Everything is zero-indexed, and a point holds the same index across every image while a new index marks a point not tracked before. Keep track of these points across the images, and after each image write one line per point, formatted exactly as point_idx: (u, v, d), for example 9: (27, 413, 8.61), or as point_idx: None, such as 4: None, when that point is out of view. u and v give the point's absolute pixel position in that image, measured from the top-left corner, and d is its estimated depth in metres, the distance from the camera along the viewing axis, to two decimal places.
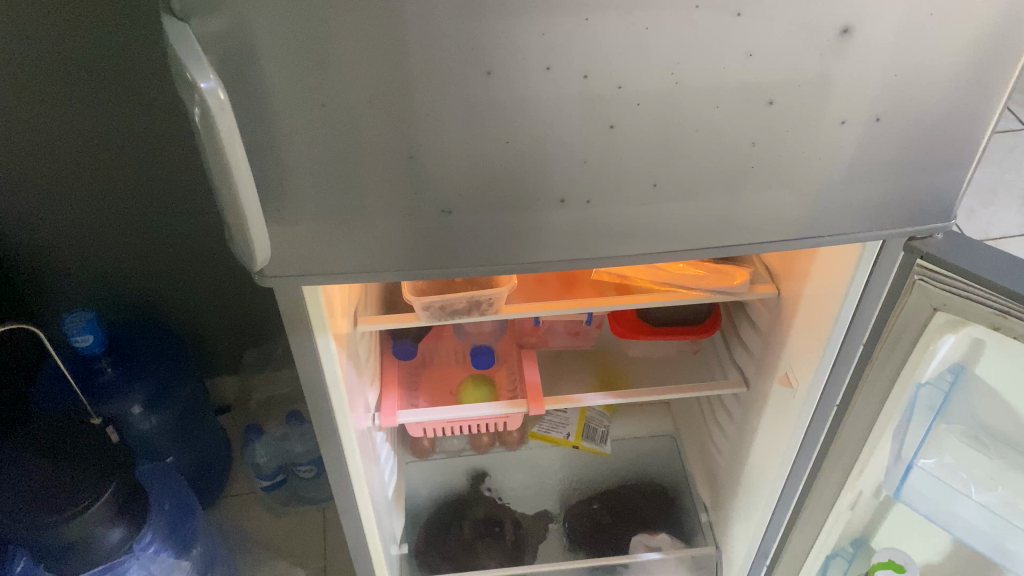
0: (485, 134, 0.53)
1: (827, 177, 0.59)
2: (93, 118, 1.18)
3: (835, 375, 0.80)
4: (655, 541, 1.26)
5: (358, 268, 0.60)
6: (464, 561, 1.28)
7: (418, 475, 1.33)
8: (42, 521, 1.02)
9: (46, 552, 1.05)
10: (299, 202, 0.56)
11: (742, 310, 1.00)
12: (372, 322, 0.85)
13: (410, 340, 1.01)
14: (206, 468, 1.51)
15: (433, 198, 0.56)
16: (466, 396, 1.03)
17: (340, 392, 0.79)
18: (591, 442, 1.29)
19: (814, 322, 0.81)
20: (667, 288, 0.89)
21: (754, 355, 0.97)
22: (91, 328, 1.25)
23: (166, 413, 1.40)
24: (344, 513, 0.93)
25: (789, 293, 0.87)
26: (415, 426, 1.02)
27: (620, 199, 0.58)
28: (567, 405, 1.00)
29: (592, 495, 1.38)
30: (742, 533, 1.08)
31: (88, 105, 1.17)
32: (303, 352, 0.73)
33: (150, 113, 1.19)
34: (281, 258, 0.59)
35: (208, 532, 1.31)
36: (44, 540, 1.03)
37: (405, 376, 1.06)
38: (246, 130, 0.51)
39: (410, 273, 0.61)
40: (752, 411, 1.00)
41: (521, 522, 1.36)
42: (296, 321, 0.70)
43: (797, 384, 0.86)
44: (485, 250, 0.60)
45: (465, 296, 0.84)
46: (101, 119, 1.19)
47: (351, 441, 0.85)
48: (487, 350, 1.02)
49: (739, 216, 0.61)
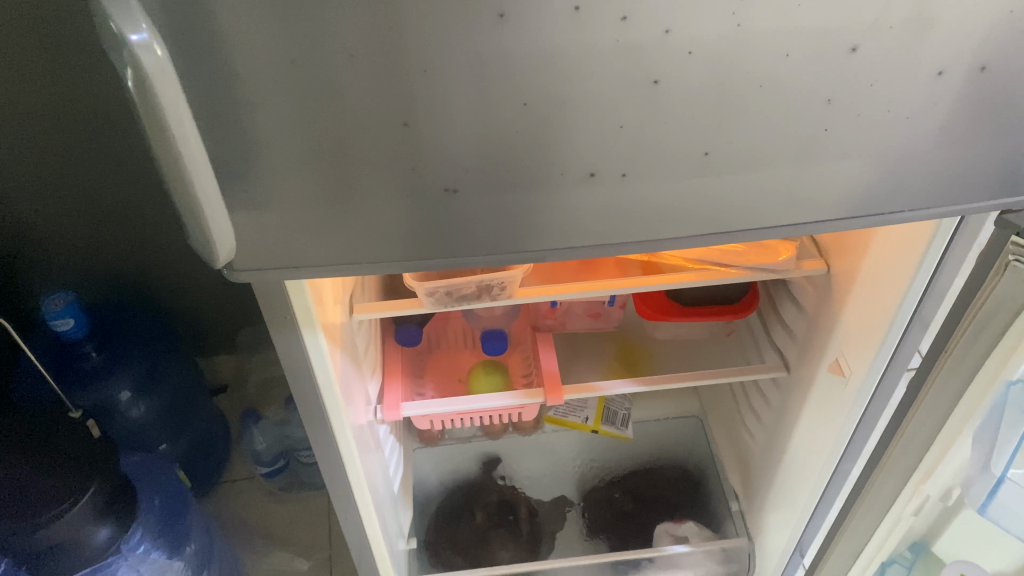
0: (497, 96, 0.43)
1: (914, 142, 0.49)
2: (26, 98, 1.09)
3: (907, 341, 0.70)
4: (681, 530, 1.18)
5: (348, 259, 0.50)
6: (477, 553, 1.20)
7: (427, 463, 1.25)
8: (19, 526, 0.92)
9: (29, 557, 0.96)
10: (270, 182, 0.46)
11: (783, 286, 0.90)
12: (368, 311, 0.76)
13: (414, 324, 0.91)
14: (202, 452, 1.42)
15: (435, 175, 0.46)
16: (477, 384, 0.94)
17: (336, 395, 0.69)
18: (612, 426, 1.18)
19: (873, 306, 0.71)
20: (703, 267, 0.79)
21: (796, 337, 0.88)
22: (72, 311, 1.15)
23: (157, 398, 1.31)
24: (346, 519, 0.85)
25: (841, 270, 0.77)
26: (421, 419, 0.93)
27: (661, 173, 0.48)
28: (588, 394, 0.91)
29: (613, 481, 1.30)
30: (779, 525, 1.00)
31: (19, 86, 1.07)
32: (290, 352, 0.63)
33: (88, 92, 1.10)
34: (253, 250, 0.49)
35: (204, 526, 1.23)
36: (25, 546, 0.95)
37: (409, 363, 0.97)
38: (199, 96, 0.41)
39: (409, 265, 0.51)
40: (793, 399, 0.91)
41: (537, 509, 1.28)
42: (279, 318, 0.60)
43: (852, 374, 0.76)
44: (499, 236, 0.50)
45: (473, 280, 0.74)
46: (35, 100, 1.09)
47: (349, 447, 0.76)
48: (499, 335, 0.91)
49: (803, 190, 0.51)
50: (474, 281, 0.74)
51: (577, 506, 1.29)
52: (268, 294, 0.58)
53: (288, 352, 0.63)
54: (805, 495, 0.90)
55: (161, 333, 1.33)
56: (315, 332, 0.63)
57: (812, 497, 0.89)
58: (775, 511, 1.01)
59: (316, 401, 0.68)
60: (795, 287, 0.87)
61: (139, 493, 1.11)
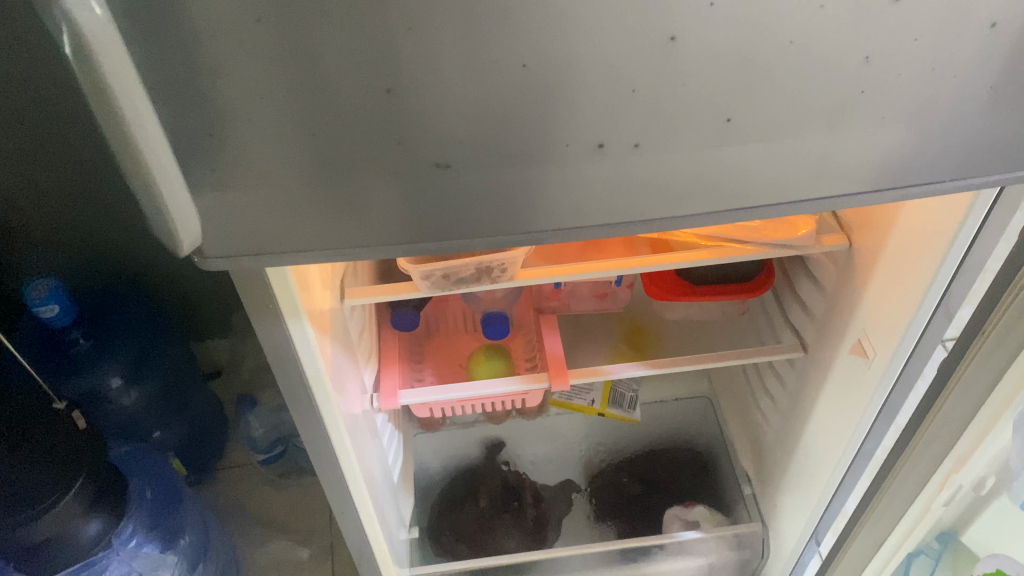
0: (492, 57, 0.38)
1: (958, 106, 0.44)
2: None
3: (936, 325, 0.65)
4: (692, 515, 1.14)
5: (331, 243, 0.46)
6: (481, 542, 1.16)
7: (428, 448, 1.21)
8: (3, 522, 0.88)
9: (18, 553, 0.93)
10: (242, 158, 0.41)
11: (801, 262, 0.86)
12: (362, 297, 0.72)
13: (410, 308, 0.87)
14: (197, 438, 1.39)
15: (425, 148, 0.41)
16: (478, 369, 0.90)
17: (326, 388, 0.65)
18: (619, 408, 1.14)
19: (900, 283, 0.66)
20: (717, 243, 0.74)
21: (815, 316, 0.83)
22: (56, 297, 1.11)
23: (149, 384, 1.26)
24: (342, 513, 0.81)
25: (865, 246, 0.72)
26: (421, 407, 0.89)
27: (678, 142, 0.43)
28: (595, 378, 0.86)
29: (620, 464, 1.26)
30: (795, 511, 0.95)
31: None
32: (274, 343, 0.59)
33: (34, 68, 1.04)
34: (225, 234, 0.45)
35: (200, 517, 1.19)
36: (11, 543, 0.91)
37: (407, 348, 0.92)
38: (152, 61, 0.36)
39: (399, 248, 0.46)
40: (812, 381, 0.86)
41: (543, 493, 1.24)
42: (260, 307, 0.55)
43: (877, 356, 0.71)
44: (497, 216, 0.46)
45: (471, 262, 0.69)
46: None
47: (343, 440, 0.71)
48: (501, 318, 0.87)
49: (835, 160, 0.46)
50: (470, 263, 0.69)
51: (585, 492, 1.25)
52: (247, 280, 0.53)
53: (272, 343, 0.59)
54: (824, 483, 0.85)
55: (150, 316, 1.28)
56: (301, 322, 0.58)
57: (831, 483, 0.85)
58: (790, 496, 0.97)
59: (305, 394, 0.64)
60: (814, 263, 0.82)
61: (129, 485, 1.07)
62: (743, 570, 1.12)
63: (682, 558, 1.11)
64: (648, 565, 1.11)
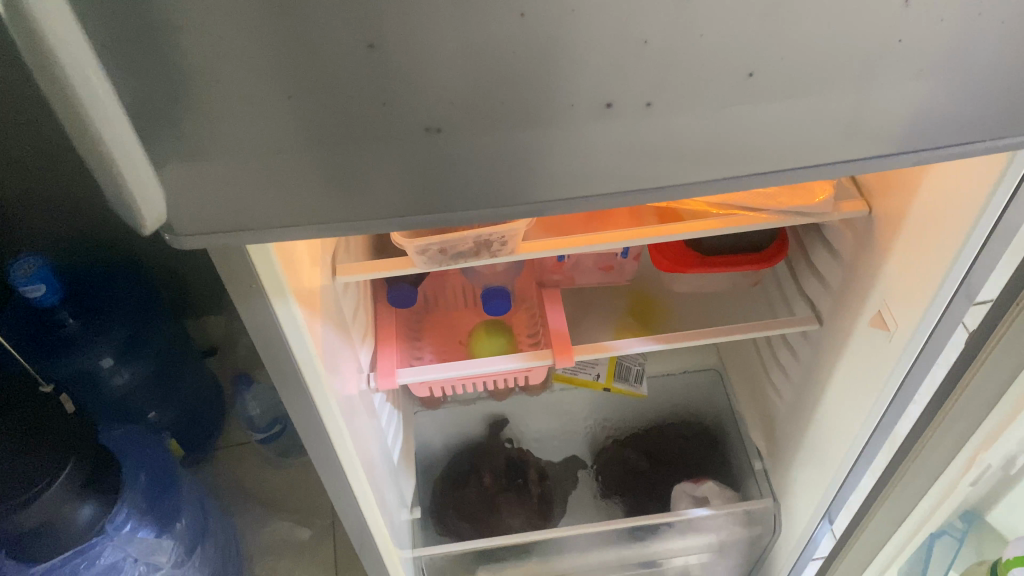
0: (485, 5, 0.33)
1: (1001, 56, 0.40)
2: None
3: (962, 294, 0.62)
4: (700, 491, 1.11)
5: (312, 218, 0.42)
6: (485, 521, 1.13)
7: (430, 426, 1.18)
8: None
9: (10, 541, 0.89)
10: (211, 125, 0.37)
11: (816, 231, 0.82)
12: (355, 274, 0.68)
13: (407, 283, 0.83)
14: (193, 418, 1.36)
15: (413, 111, 0.37)
16: (479, 347, 0.86)
17: (318, 372, 0.61)
18: (624, 382, 1.11)
19: (925, 251, 0.63)
20: (729, 212, 0.70)
21: (832, 287, 0.80)
22: (43, 276, 1.07)
23: (141, 364, 1.23)
24: (340, 499, 0.78)
25: (886, 212, 0.68)
26: (420, 386, 0.85)
27: (694, 100, 0.39)
28: (601, 355, 0.83)
29: (626, 440, 1.23)
30: (808, 488, 0.92)
31: None
32: (260, 326, 0.55)
33: None
34: (197, 210, 0.41)
35: (196, 498, 1.16)
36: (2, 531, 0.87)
37: (404, 325, 0.89)
38: (100, 16, 0.32)
39: (388, 223, 0.43)
40: (827, 354, 0.83)
41: (548, 471, 1.23)
42: (243, 287, 0.52)
43: (899, 329, 0.68)
44: (494, 185, 0.42)
45: (469, 235, 0.65)
46: None
47: (339, 425, 0.68)
48: (502, 294, 0.83)
49: (866, 117, 0.42)
50: (464, 238, 0.65)
51: (589, 469, 1.24)
52: (227, 259, 0.49)
53: (257, 326, 0.55)
54: (840, 460, 0.82)
55: (142, 293, 1.25)
56: (287, 303, 0.54)
57: (847, 460, 0.81)
58: (803, 473, 0.94)
59: (296, 379, 0.61)
60: (831, 231, 0.78)
61: (122, 469, 1.04)
62: (754, 547, 1.10)
63: (690, 536, 1.08)
64: (655, 543, 1.09)
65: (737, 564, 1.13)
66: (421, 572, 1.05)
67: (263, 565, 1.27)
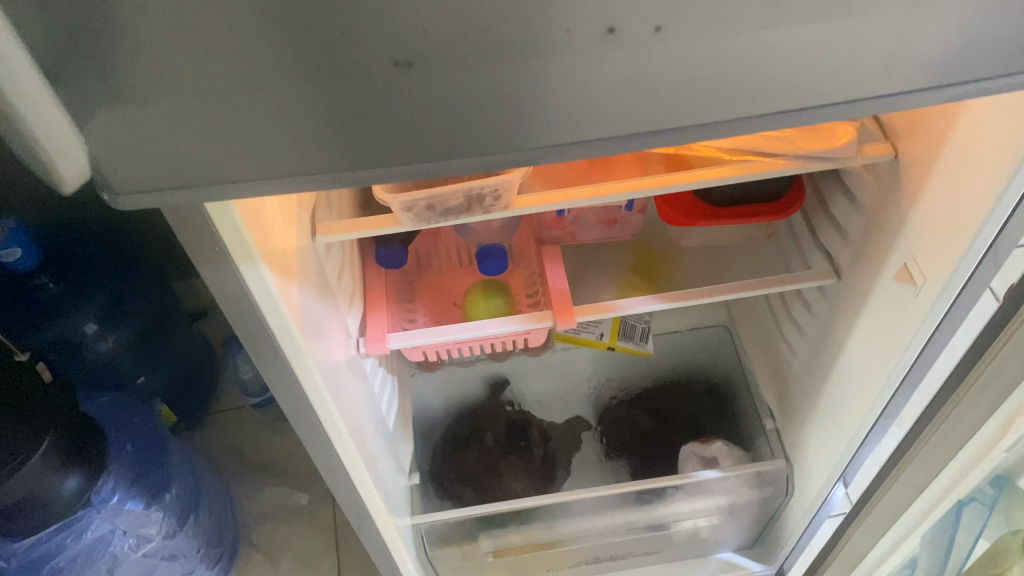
0: None
1: None
2: None
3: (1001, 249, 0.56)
4: (709, 451, 1.07)
5: (273, 168, 0.37)
6: (487, 483, 1.09)
7: (427, 388, 1.13)
8: None
9: None
10: (141, 60, 0.31)
11: (835, 178, 0.76)
12: (337, 233, 0.63)
13: (397, 242, 0.78)
14: (183, 383, 1.32)
15: (378, 39, 0.32)
16: (475, 308, 0.81)
17: (297, 341, 0.56)
18: (630, 341, 1.06)
19: (960, 199, 0.57)
20: (742, 159, 0.64)
21: (852, 239, 0.74)
22: (17, 240, 1.01)
23: (127, 328, 1.18)
24: (330, 471, 0.74)
25: (916, 157, 0.62)
26: (413, 351, 0.81)
27: (710, 25, 0.33)
28: (605, 315, 0.78)
29: (632, 397, 1.19)
30: (824, 448, 0.88)
31: None
32: (229, 293, 0.50)
33: None
34: (136, 164, 0.35)
35: (188, 464, 1.12)
36: None
37: (396, 286, 0.84)
38: None
39: (358, 174, 0.37)
40: (846, 310, 0.78)
41: (551, 432, 1.18)
42: (205, 251, 0.47)
43: (928, 282, 0.62)
44: (479, 130, 0.36)
45: (459, 189, 0.59)
46: None
47: (323, 396, 0.63)
48: (498, 253, 0.78)
49: (911, 42, 0.36)
50: (455, 193, 0.60)
51: (595, 430, 1.18)
52: (183, 220, 0.44)
53: (226, 294, 0.50)
54: (860, 422, 0.77)
55: (123, 255, 1.19)
56: (258, 268, 0.49)
57: (866, 423, 0.77)
58: (818, 433, 0.90)
59: (272, 349, 0.56)
60: (852, 179, 0.73)
61: (108, 440, 0.99)
62: (765, 508, 1.06)
63: (699, 498, 1.04)
64: (662, 506, 1.05)
65: (747, 525, 1.10)
66: (421, 541, 1.02)
67: (261, 533, 1.26)
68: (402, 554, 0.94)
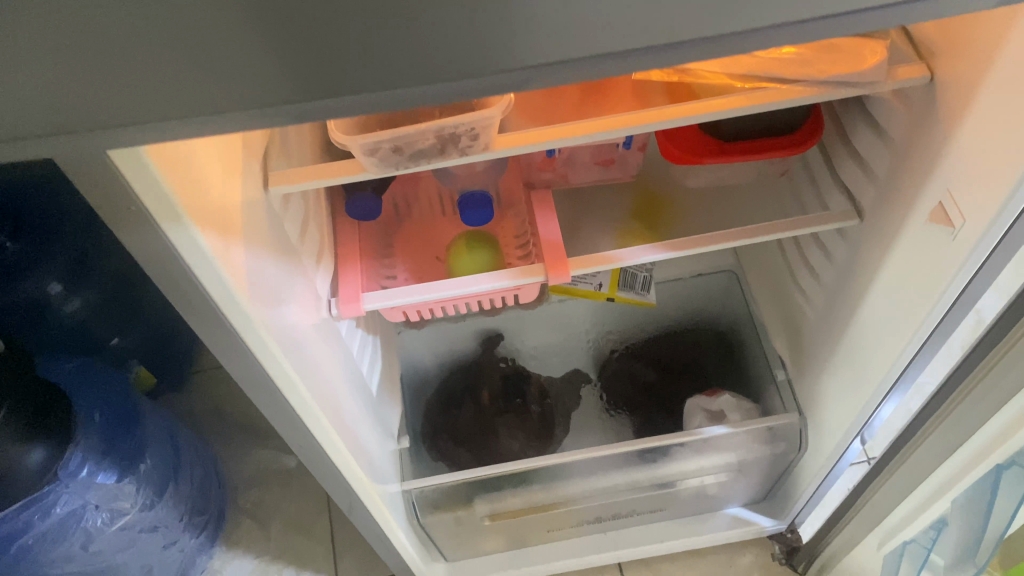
0: None
1: None
2: None
3: None
4: (716, 405, 1.01)
5: (195, 103, 0.32)
6: (482, 445, 1.02)
7: (415, 345, 1.06)
8: None
9: None
10: None
11: (860, 108, 0.68)
12: (294, 183, 0.56)
13: (369, 191, 0.70)
14: (159, 344, 1.24)
15: None
16: (460, 263, 0.74)
17: (245, 310, 0.49)
18: (630, 291, 0.99)
19: (1008, 127, 0.49)
20: (756, 86, 0.56)
21: (878, 176, 0.67)
22: None
23: (94, 289, 1.10)
24: (301, 445, 0.68)
25: (957, 78, 0.54)
26: (393, 311, 0.74)
27: None
28: (603, 267, 0.71)
29: (634, 349, 1.12)
30: (845, 400, 0.82)
31: None
32: (155, 257, 0.43)
33: None
34: (30, 99, 0.31)
35: (164, 429, 1.06)
36: None
37: (372, 239, 0.76)
38: None
39: (298, 108, 0.33)
40: (870, 254, 0.71)
41: (548, 389, 1.10)
42: (117, 212, 0.40)
43: (968, 223, 0.55)
44: (442, 48, 0.31)
45: (430, 127, 0.51)
46: None
47: (285, 367, 0.57)
48: (482, 201, 0.70)
49: None
50: (424, 133, 0.52)
51: (593, 384, 1.12)
52: (85, 173, 0.37)
53: (155, 259, 0.43)
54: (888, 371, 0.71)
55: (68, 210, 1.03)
56: (187, 229, 0.42)
57: (897, 365, 0.71)
58: (835, 385, 0.84)
59: (216, 319, 0.49)
60: (879, 108, 0.65)
61: (75, 409, 0.91)
62: (776, 463, 1.00)
63: (707, 455, 0.98)
64: (667, 465, 0.99)
65: (757, 479, 1.05)
66: (412, 505, 0.96)
67: (249, 497, 1.22)
68: (390, 524, 0.88)
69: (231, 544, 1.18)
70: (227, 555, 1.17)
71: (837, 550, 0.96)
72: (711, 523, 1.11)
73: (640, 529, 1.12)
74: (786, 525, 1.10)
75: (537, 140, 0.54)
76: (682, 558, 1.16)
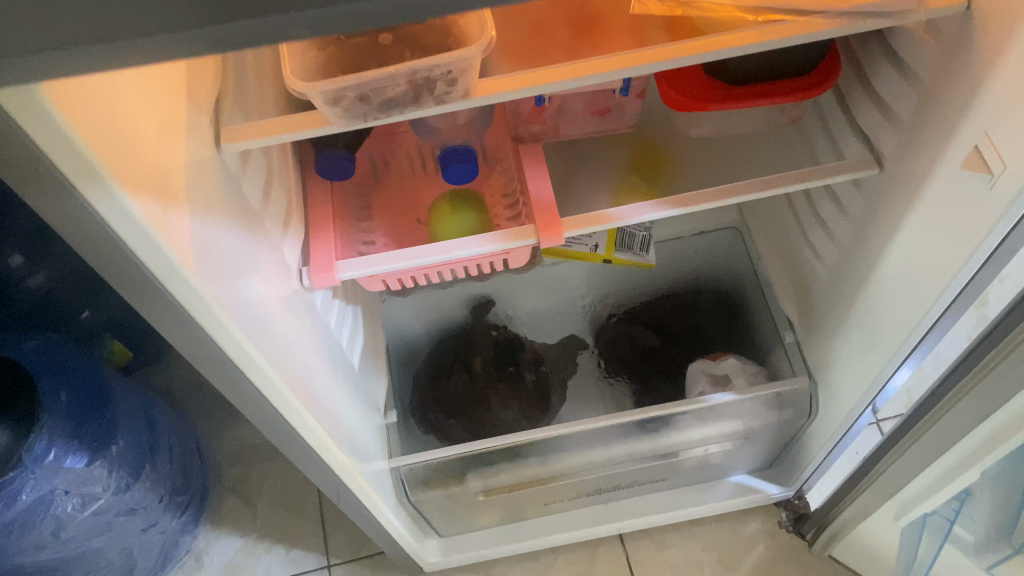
0: None
1: None
2: None
3: None
4: (720, 370, 0.95)
5: (87, 34, 0.25)
6: (473, 415, 0.97)
7: (402, 313, 1.00)
8: None
9: None
10: None
11: (881, 45, 0.62)
12: (250, 139, 0.49)
13: (341, 148, 0.63)
14: (131, 323, 1.17)
15: None
16: (442, 225, 0.67)
17: (189, 281, 0.44)
18: (628, 253, 0.94)
19: None
20: (770, 18, 0.50)
21: (901, 121, 0.61)
22: None
23: (58, 262, 1.03)
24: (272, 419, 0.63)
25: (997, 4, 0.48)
26: (371, 279, 0.68)
27: None
28: (599, 227, 0.65)
29: (632, 312, 1.05)
30: (859, 364, 0.77)
31: None
32: (73, 218, 0.38)
33: None
34: None
35: (138, 407, 1.00)
36: None
37: (348, 201, 0.70)
38: None
39: (222, 34, 0.26)
40: (889, 206, 0.65)
41: (542, 355, 1.04)
42: (26, 171, 0.35)
43: (1006, 169, 0.49)
44: None
45: (400, 70, 0.45)
46: None
47: (243, 342, 0.52)
48: (465, 157, 0.63)
49: None
50: (394, 78, 0.45)
51: (592, 350, 1.05)
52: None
53: (75, 220, 0.38)
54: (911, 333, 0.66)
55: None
56: (107, 188, 0.36)
57: (921, 328, 0.65)
58: (845, 347, 0.79)
59: (153, 289, 0.44)
60: (903, 44, 0.58)
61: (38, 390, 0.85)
62: (784, 430, 0.95)
63: (711, 424, 0.93)
64: (670, 434, 0.94)
65: (763, 446, 1.00)
66: (401, 482, 0.91)
67: (233, 474, 1.18)
68: (377, 503, 0.84)
69: (217, 523, 1.14)
70: (212, 534, 1.13)
71: (849, 518, 0.92)
72: (715, 492, 1.07)
73: (642, 500, 1.07)
74: (793, 492, 1.06)
75: (523, 84, 0.48)
76: (685, 529, 1.11)
